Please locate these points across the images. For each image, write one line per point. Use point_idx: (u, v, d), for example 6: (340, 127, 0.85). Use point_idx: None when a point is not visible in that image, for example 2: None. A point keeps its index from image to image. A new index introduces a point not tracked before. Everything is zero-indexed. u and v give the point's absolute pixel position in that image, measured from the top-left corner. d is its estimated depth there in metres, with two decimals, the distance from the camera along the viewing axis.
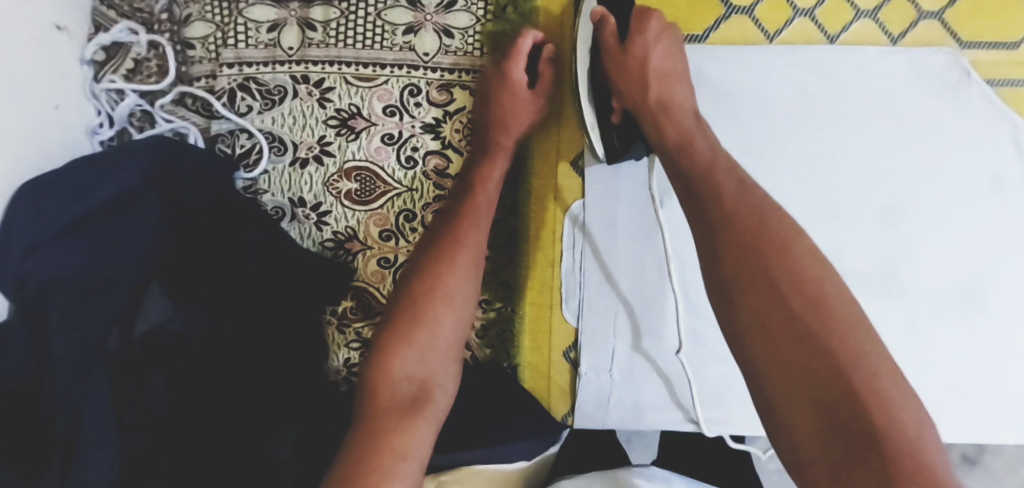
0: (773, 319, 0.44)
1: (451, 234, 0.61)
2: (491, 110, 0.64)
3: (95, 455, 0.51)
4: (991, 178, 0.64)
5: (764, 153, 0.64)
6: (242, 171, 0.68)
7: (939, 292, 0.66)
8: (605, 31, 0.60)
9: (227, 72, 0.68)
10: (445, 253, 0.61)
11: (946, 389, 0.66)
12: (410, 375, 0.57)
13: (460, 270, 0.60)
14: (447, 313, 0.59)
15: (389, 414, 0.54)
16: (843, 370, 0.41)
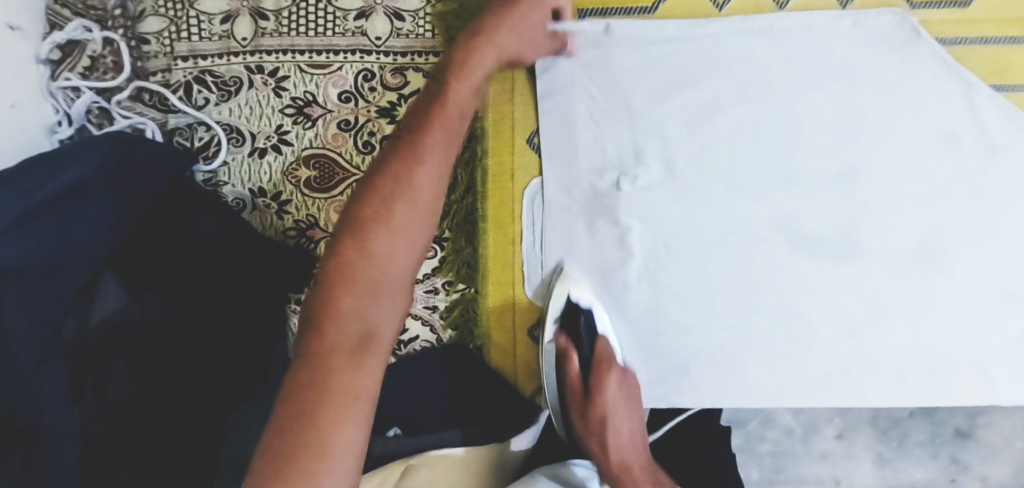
0: None
1: (408, 157, 0.52)
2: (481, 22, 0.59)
3: (56, 445, 0.51)
4: (948, 134, 0.64)
5: (718, 122, 0.65)
6: (201, 163, 0.68)
7: (898, 250, 0.65)
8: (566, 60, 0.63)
9: (182, 65, 0.68)
10: (408, 156, 0.53)
11: (910, 351, 0.67)
12: (356, 320, 0.46)
13: (415, 204, 0.51)
14: (403, 233, 0.49)
15: (334, 358, 0.44)
16: None
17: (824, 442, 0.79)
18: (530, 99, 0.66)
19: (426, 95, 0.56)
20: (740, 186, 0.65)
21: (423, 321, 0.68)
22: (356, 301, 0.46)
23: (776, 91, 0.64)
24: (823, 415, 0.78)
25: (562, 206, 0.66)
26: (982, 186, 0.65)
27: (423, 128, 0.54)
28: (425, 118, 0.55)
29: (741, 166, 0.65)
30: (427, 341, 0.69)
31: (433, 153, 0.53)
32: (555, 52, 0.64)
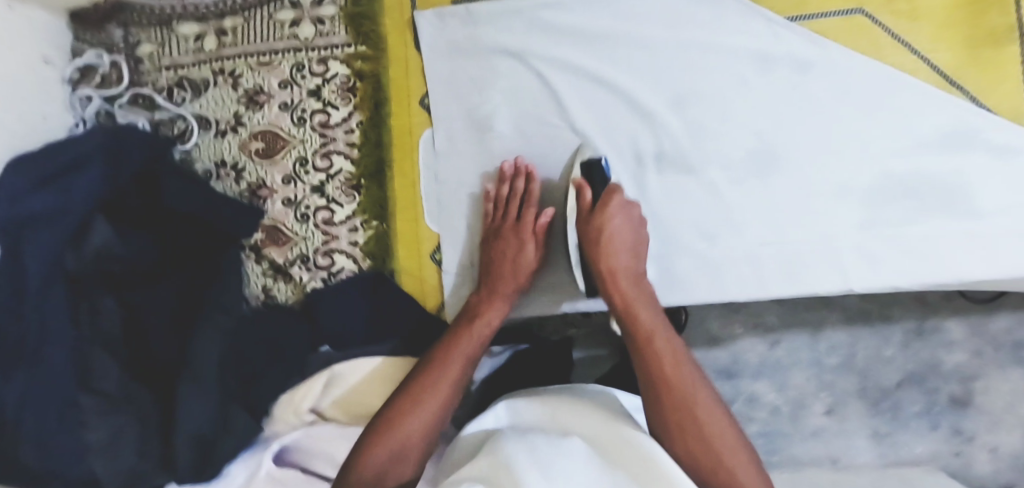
0: (690, 432, 0.63)
1: (448, 351, 0.72)
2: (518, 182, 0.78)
3: (52, 349, 0.69)
4: (759, 57, 0.76)
5: (567, 71, 0.79)
6: (178, 145, 0.88)
7: (731, 159, 0.76)
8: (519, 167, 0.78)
9: (166, 74, 0.90)
10: (492, 286, 0.77)
11: (761, 245, 0.76)
12: (379, 471, 0.65)
13: (449, 388, 0.70)
14: (477, 331, 0.74)
15: (407, 392, 0.70)
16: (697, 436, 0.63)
17: (816, 421, 1.02)
18: (421, 71, 0.83)
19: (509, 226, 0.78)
20: (592, 120, 0.78)
21: (347, 255, 0.84)
22: (383, 453, 0.66)
23: (610, 40, 0.78)
24: (809, 394, 1.02)
25: (450, 146, 0.81)
26: (799, 101, 0.75)
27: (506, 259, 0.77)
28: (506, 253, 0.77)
29: (591, 105, 0.78)
30: (352, 272, 0.83)
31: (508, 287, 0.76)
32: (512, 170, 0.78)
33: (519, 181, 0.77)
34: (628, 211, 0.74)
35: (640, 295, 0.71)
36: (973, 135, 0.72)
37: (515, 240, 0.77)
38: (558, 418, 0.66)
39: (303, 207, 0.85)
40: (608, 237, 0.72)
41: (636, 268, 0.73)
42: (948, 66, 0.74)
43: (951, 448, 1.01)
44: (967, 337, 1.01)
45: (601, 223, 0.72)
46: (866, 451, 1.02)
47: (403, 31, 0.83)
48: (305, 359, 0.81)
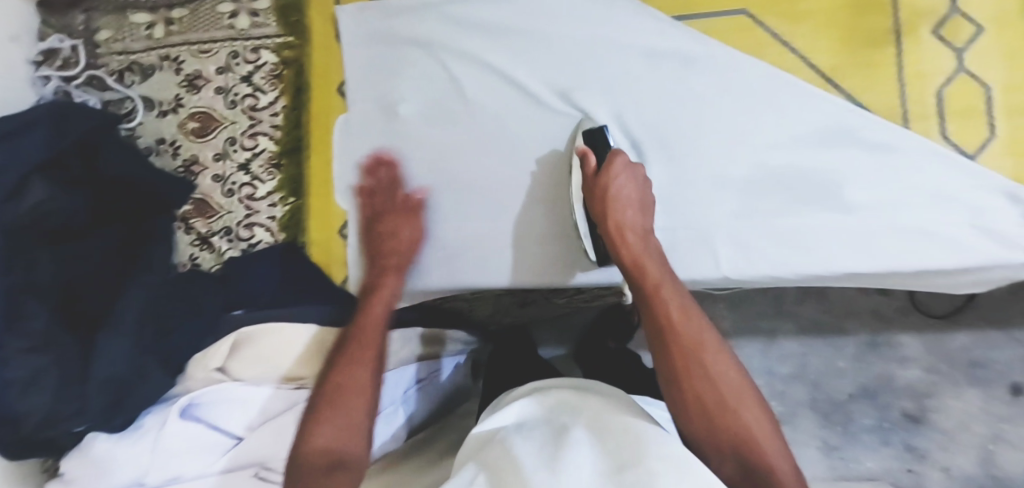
0: (703, 388, 0.63)
1: (359, 334, 0.76)
2: (386, 173, 0.85)
3: None
4: (645, 53, 0.79)
5: (470, 63, 0.84)
6: (125, 123, 0.96)
7: (616, 147, 0.80)
8: (382, 159, 0.86)
9: (118, 59, 0.98)
10: (383, 265, 0.82)
11: None
12: (329, 450, 0.67)
13: (369, 360, 0.74)
14: (381, 303, 0.79)
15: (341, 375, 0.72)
16: (711, 391, 0.62)
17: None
18: (338, 61, 0.90)
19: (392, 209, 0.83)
20: (490, 110, 0.83)
21: (266, 228, 0.91)
22: (326, 435, 0.68)
23: (510, 36, 0.83)
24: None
25: (362, 130, 0.87)
26: (682, 92, 0.78)
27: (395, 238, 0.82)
28: (389, 231, 0.82)
29: (489, 95, 0.83)
30: (269, 243, 0.91)
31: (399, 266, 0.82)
32: (376, 160, 0.86)
33: (386, 169, 0.85)
34: (631, 172, 0.76)
35: (647, 251, 0.72)
36: (846, 132, 0.75)
37: (396, 219, 0.83)
38: (556, 413, 0.66)
39: (229, 183, 0.92)
40: (615, 197, 0.74)
41: (644, 222, 0.74)
42: (826, 66, 0.77)
43: (902, 464, 1.24)
44: (924, 355, 1.25)
45: (608, 184, 0.74)
46: (817, 461, 1.25)
47: (326, 23, 0.90)
48: (217, 321, 0.86)
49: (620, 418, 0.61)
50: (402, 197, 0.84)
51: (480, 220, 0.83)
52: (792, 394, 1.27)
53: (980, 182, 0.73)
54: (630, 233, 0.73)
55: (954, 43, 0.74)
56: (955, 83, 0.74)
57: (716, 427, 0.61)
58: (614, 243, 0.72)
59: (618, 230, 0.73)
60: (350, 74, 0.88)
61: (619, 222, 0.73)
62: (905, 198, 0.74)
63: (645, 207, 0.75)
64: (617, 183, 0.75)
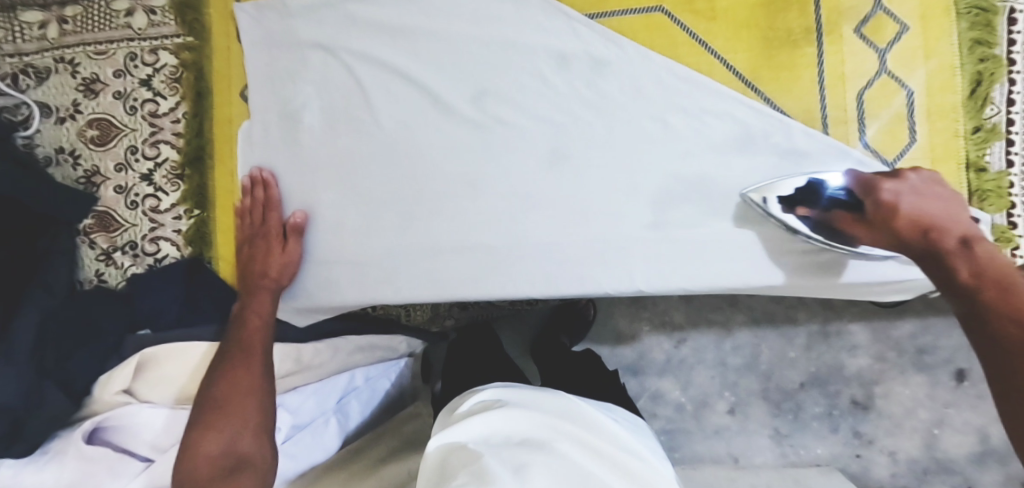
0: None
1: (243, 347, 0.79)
2: (257, 190, 0.82)
3: None
4: (554, 55, 0.76)
5: (375, 65, 0.80)
6: (20, 131, 0.90)
7: (526, 155, 0.77)
8: (256, 176, 0.82)
9: (10, 61, 0.91)
10: (256, 285, 0.82)
11: (548, 241, 0.76)
12: (225, 451, 0.71)
13: (255, 374, 0.77)
14: (257, 323, 0.81)
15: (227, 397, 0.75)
16: None
17: (718, 419, 1.21)
18: (241, 65, 0.85)
19: (262, 229, 0.81)
20: (396, 115, 0.79)
21: (171, 242, 0.87)
22: (217, 442, 0.71)
23: (414, 36, 0.79)
24: (712, 393, 1.21)
25: (266, 138, 0.83)
26: (594, 98, 0.75)
27: (268, 255, 0.80)
28: (265, 251, 0.81)
29: (394, 100, 0.80)
30: (175, 258, 0.87)
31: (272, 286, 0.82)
32: (251, 178, 0.82)
33: (259, 188, 0.82)
34: (911, 186, 0.66)
35: (958, 249, 0.64)
36: (759, 138, 0.73)
37: (268, 241, 0.81)
38: (560, 433, 0.74)
39: (132, 195, 0.87)
40: (924, 206, 0.65)
41: (965, 223, 0.65)
42: (745, 67, 0.74)
43: (851, 450, 1.18)
44: (870, 342, 1.17)
45: (891, 203, 0.66)
46: (767, 449, 1.20)
47: (227, 23, 0.85)
48: (121, 341, 0.84)
49: (629, 448, 0.77)
50: (277, 218, 0.81)
51: (388, 228, 0.80)
52: (743, 384, 1.21)
53: None
54: (949, 231, 0.65)
55: (877, 43, 0.72)
56: (877, 85, 0.72)
57: None
58: (935, 244, 0.64)
59: (927, 228, 0.65)
60: (253, 78, 0.83)
61: (924, 223, 0.65)
62: (768, 226, 0.72)
63: (953, 209, 0.66)
64: (907, 194, 0.66)
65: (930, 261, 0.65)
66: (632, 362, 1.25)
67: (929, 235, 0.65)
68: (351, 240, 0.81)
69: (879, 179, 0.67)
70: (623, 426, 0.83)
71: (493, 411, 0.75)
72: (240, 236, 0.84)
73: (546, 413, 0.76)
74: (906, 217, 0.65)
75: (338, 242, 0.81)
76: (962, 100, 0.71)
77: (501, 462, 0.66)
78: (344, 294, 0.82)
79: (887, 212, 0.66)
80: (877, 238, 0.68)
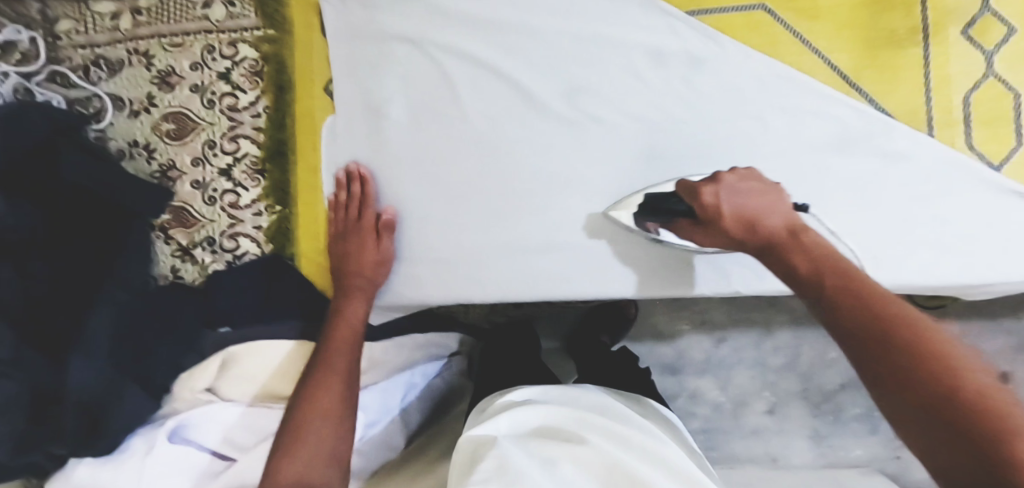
0: (914, 381, 0.47)
1: (323, 371, 0.79)
2: (357, 185, 0.80)
3: None
4: (652, 54, 0.75)
5: (461, 61, 0.78)
6: (93, 124, 0.88)
7: (620, 152, 0.76)
8: (351, 171, 0.81)
9: (82, 52, 0.90)
10: (349, 287, 0.81)
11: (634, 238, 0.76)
12: (303, 480, 0.71)
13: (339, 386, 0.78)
14: (347, 327, 0.81)
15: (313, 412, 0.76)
16: (944, 382, 0.46)
17: (756, 419, 1.20)
18: (324, 59, 0.84)
19: (353, 231, 0.80)
20: (482, 111, 0.78)
21: (251, 239, 0.86)
22: (297, 468, 0.72)
23: (505, 32, 0.77)
24: (751, 393, 1.19)
25: (348, 132, 0.82)
26: (691, 97, 0.75)
27: (360, 258, 0.79)
28: (359, 254, 0.79)
29: (482, 96, 0.78)
30: (255, 255, 0.86)
31: (364, 291, 0.81)
32: (348, 171, 0.81)
33: (355, 185, 0.80)
34: (727, 184, 0.66)
35: (793, 242, 0.60)
36: (860, 140, 0.72)
37: (362, 235, 0.79)
38: (592, 425, 0.68)
39: (210, 190, 0.86)
40: (739, 204, 0.64)
41: (788, 217, 0.63)
42: (848, 66, 0.73)
43: (890, 451, 1.18)
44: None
45: (710, 202, 0.65)
46: (805, 451, 1.19)
47: (309, 17, 0.84)
48: (200, 341, 0.82)
49: (667, 441, 0.71)
50: (372, 216, 0.80)
51: (472, 227, 0.79)
52: (783, 385, 1.19)
53: (998, 195, 0.71)
54: (770, 224, 0.63)
55: (983, 44, 0.71)
56: (982, 88, 0.71)
57: (959, 435, 0.44)
58: (759, 243, 0.63)
59: (750, 223, 0.63)
60: (338, 73, 0.82)
61: (744, 221, 0.63)
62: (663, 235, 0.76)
63: (772, 204, 0.65)
64: (725, 190, 0.66)
65: (768, 257, 0.62)
66: (670, 361, 1.21)
67: (752, 231, 0.63)
68: (435, 238, 0.80)
69: (699, 183, 0.67)
70: (658, 425, 0.77)
71: (518, 407, 0.70)
72: (331, 232, 0.83)
73: (575, 409, 0.71)
74: (728, 217, 0.64)
75: (423, 241, 0.80)
76: None
77: (523, 456, 0.60)
78: (429, 293, 0.81)
79: (712, 214, 0.65)
80: (714, 239, 0.66)
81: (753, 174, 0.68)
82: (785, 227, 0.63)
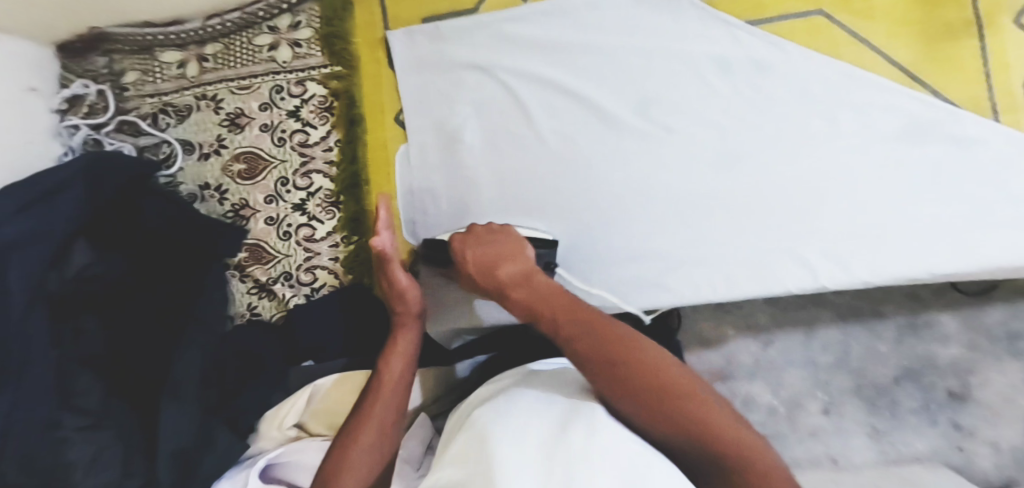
0: (657, 409, 0.54)
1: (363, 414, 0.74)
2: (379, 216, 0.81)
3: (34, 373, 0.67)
4: (718, 61, 0.78)
5: (529, 83, 0.81)
6: (164, 169, 0.90)
7: (692, 158, 0.78)
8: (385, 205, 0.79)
9: (150, 101, 0.92)
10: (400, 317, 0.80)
11: (713, 240, 0.78)
12: None
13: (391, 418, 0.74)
14: (398, 360, 0.78)
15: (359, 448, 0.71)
16: (684, 409, 0.54)
17: None
18: (392, 90, 0.86)
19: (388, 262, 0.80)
20: (554, 129, 0.81)
21: (328, 270, 0.87)
22: None
23: (571, 51, 0.80)
24: (804, 392, 0.98)
25: (423, 159, 0.85)
26: (758, 100, 0.77)
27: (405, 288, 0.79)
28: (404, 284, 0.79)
29: (554, 114, 0.81)
30: (333, 286, 0.87)
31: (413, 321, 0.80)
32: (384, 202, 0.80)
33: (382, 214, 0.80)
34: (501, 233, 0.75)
35: (530, 283, 0.68)
36: (930, 129, 0.75)
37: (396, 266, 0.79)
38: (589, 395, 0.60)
39: (285, 225, 0.88)
40: (495, 252, 0.72)
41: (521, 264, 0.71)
42: (908, 62, 0.76)
43: None
44: (963, 329, 0.94)
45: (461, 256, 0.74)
46: (864, 449, 0.96)
47: (377, 52, 0.87)
48: (284, 375, 0.82)
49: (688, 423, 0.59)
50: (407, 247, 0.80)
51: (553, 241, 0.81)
52: None
53: None
54: (503, 271, 0.70)
55: None
56: None
57: (700, 449, 0.53)
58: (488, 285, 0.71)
59: (490, 270, 0.71)
60: (409, 104, 0.85)
61: (490, 269, 0.71)
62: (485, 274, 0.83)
63: (524, 249, 0.73)
64: (470, 242, 0.75)
65: (501, 300, 0.69)
66: (718, 369, 1.00)
67: (495, 279, 0.70)
68: None
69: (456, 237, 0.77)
70: None
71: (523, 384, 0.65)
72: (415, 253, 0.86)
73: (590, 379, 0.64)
74: (472, 265, 0.73)
75: None
76: None
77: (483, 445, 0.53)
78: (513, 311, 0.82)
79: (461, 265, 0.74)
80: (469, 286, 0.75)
81: (495, 227, 0.77)
82: (519, 272, 0.70)
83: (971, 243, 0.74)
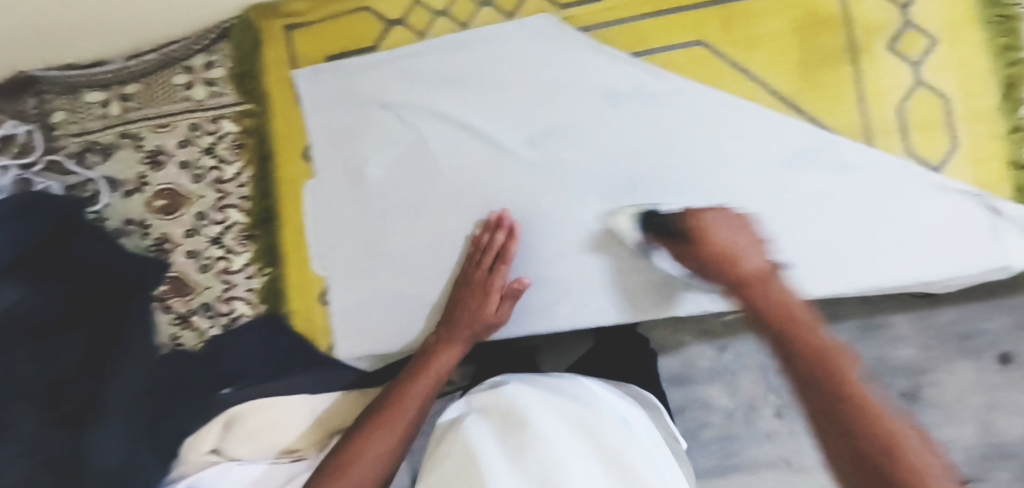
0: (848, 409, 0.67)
1: (358, 443, 0.76)
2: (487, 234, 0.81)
3: None
4: (607, 93, 0.80)
5: (429, 118, 0.84)
6: (89, 206, 0.93)
7: (585, 188, 0.81)
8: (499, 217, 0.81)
9: (75, 140, 0.95)
10: (443, 338, 0.81)
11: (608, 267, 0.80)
12: None
13: (389, 438, 0.76)
14: (422, 383, 0.79)
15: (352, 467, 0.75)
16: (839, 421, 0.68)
17: None
18: (299, 127, 0.89)
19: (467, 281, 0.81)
20: (454, 161, 0.83)
21: (245, 301, 0.91)
22: None
23: (467, 86, 0.83)
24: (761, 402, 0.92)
25: (331, 195, 0.88)
26: (645, 130, 0.79)
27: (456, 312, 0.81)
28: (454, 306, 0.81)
29: (455, 148, 0.83)
30: (249, 316, 0.91)
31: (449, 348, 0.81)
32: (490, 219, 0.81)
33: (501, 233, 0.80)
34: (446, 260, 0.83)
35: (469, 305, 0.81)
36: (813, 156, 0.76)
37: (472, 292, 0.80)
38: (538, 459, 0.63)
39: (204, 258, 0.92)
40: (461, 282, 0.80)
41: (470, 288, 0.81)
42: (788, 90, 0.78)
43: None
44: (914, 331, 0.86)
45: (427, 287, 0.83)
46: None
47: (284, 90, 0.89)
48: (206, 403, 0.85)
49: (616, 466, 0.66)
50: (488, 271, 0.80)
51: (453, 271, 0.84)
52: None
53: (946, 195, 0.74)
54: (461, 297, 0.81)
55: (910, 56, 0.76)
56: (914, 98, 0.76)
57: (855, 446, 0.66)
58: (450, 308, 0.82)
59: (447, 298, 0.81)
60: (318, 140, 0.88)
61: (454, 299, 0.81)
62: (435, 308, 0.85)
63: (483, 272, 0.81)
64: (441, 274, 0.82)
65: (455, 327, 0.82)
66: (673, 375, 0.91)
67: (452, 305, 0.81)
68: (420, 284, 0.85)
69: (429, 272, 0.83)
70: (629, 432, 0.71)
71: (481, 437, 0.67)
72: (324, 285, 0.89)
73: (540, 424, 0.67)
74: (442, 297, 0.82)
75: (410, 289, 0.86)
76: (997, 103, 0.75)
77: None
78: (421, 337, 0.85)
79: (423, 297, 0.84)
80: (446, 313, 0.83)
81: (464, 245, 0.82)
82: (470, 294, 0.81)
83: (850, 263, 0.76)
